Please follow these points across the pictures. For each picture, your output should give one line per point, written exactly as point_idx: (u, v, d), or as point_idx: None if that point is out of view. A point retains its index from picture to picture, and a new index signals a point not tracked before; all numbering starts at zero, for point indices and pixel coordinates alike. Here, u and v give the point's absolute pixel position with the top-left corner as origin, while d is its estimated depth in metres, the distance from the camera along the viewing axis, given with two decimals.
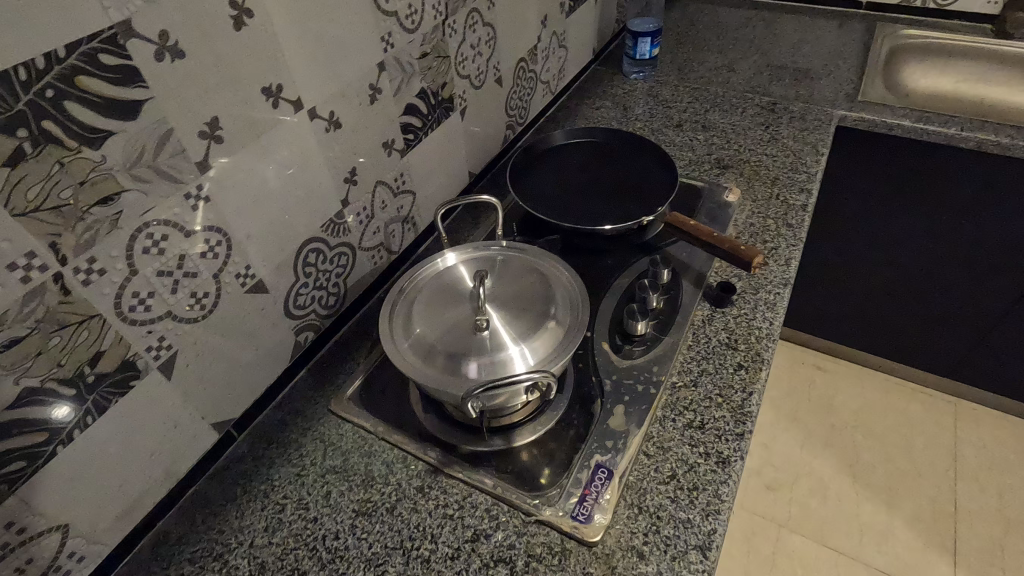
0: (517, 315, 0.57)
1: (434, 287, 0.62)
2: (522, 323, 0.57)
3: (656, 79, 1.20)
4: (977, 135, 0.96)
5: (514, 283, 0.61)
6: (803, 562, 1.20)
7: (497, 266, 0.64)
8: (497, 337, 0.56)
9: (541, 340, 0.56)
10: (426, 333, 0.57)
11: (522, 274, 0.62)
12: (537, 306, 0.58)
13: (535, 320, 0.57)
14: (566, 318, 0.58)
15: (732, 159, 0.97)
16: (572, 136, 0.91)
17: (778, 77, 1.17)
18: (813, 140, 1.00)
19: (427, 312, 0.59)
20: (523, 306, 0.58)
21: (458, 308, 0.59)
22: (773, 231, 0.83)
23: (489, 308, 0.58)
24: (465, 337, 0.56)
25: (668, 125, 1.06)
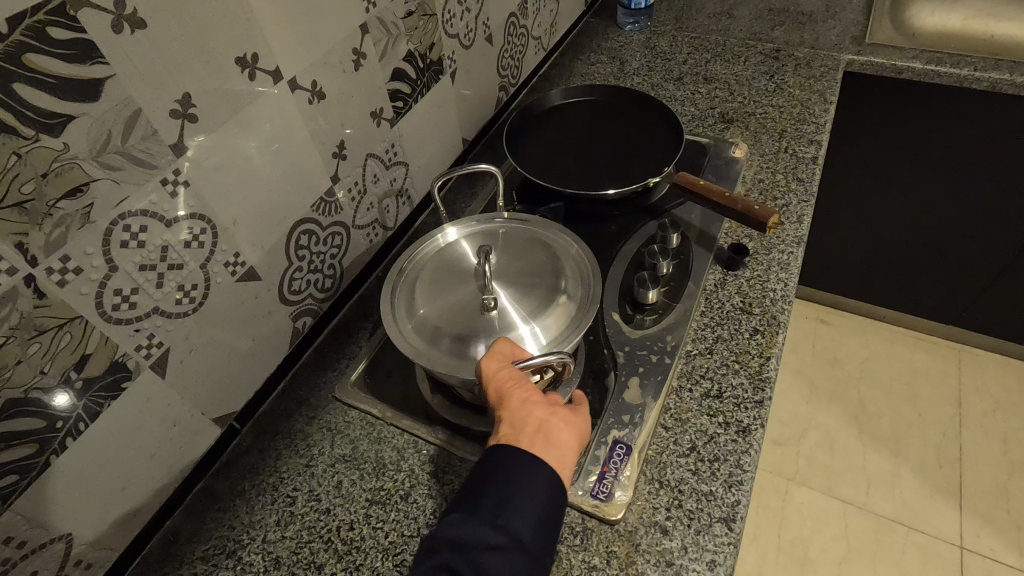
0: (525, 293, 0.55)
1: (436, 266, 0.59)
2: (533, 301, 0.54)
3: (652, 30, 1.14)
4: (990, 75, 0.92)
5: (520, 258, 0.58)
6: (812, 514, 1.21)
7: (500, 240, 0.61)
8: (507, 318, 0.53)
9: (553, 318, 0.53)
10: (431, 317, 0.55)
11: (527, 247, 0.60)
12: (547, 281, 0.56)
13: (545, 296, 0.55)
14: (578, 292, 0.55)
15: (736, 112, 0.93)
16: (570, 95, 0.87)
17: (780, 22, 1.11)
18: (821, 88, 0.95)
19: (431, 293, 0.57)
20: (531, 282, 0.56)
21: (463, 289, 0.56)
22: (783, 187, 0.79)
23: (497, 287, 0.55)
24: (473, 318, 0.54)
25: (668, 79, 1.01)
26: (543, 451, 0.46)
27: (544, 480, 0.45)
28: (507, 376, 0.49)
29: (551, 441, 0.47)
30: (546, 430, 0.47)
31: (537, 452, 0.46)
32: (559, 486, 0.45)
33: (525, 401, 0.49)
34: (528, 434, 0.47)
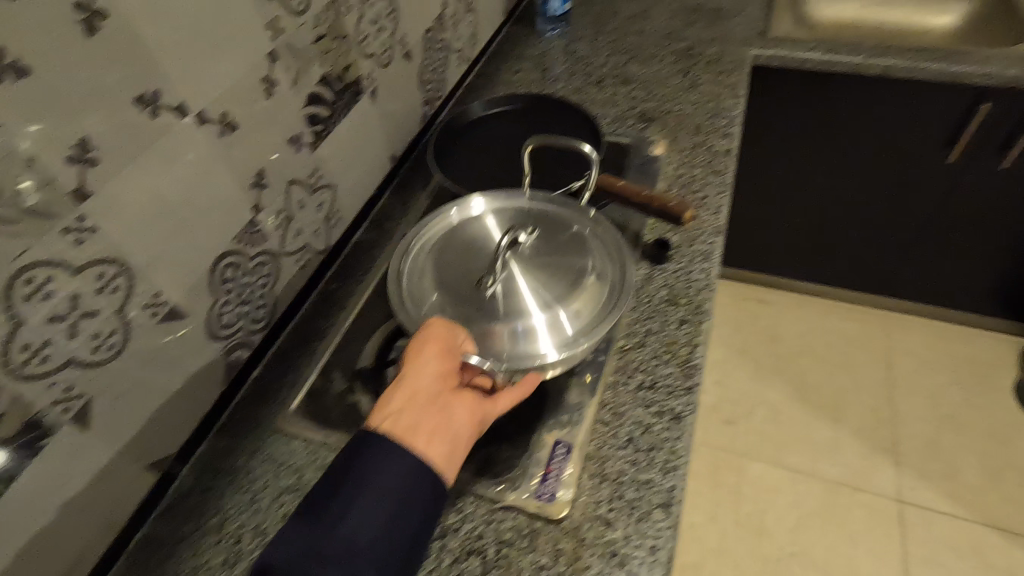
0: (544, 283, 0.56)
1: (456, 237, 0.62)
2: (544, 295, 0.55)
3: (572, 35, 1.17)
4: (882, 62, 1.00)
5: (551, 245, 0.59)
6: (765, 486, 1.26)
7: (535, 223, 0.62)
8: (509, 303, 0.55)
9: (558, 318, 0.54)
10: (436, 284, 0.58)
11: (560, 235, 0.61)
12: (568, 278, 0.56)
13: (561, 293, 0.55)
14: (600, 300, 0.56)
15: (655, 111, 0.96)
16: (492, 105, 0.88)
17: (692, 21, 1.16)
18: (731, 83, 1.00)
19: (445, 262, 0.59)
20: (551, 274, 0.57)
21: (482, 261, 0.59)
22: (701, 181, 0.84)
23: (513, 267, 0.57)
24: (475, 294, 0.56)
25: (589, 82, 1.04)
26: (436, 435, 0.45)
27: (426, 465, 0.44)
28: (433, 347, 0.49)
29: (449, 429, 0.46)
30: (450, 411, 0.47)
31: (434, 434, 0.45)
32: (437, 477, 0.44)
33: (438, 372, 0.48)
34: (432, 410, 0.47)
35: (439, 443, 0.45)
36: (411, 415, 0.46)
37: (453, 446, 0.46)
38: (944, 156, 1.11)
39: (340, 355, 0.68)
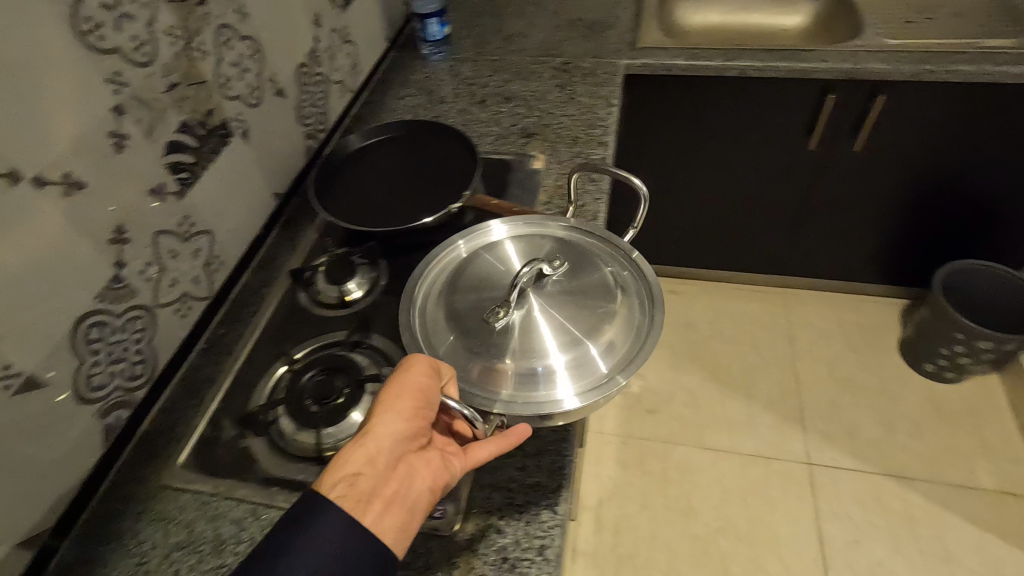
0: (571, 317, 0.56)
1: (474, 263, 0.62)
2: (562, 335, 0.55)
3: (455, 57, 1.20)
4: (737, 64, 1.09)
5: (578, 276, 0.60)
6: (689, 468, 1.32)
7: (562, 251, 0.63)
8: (521, 339, 0.55)
9: (575, 359, 0.55)
10: (450, 314, 0.58)
11: (588, 267, 0.61)
12: (591, 316, 0.57)
13: (578, 334, 0.55)
14: (624, 343, 0.56)
15: (535, 126, 1.01)
16: (370, 135, 0.89)
17: (568, 36, 1.22)
18: (604, 93, 1.06)
19: (460, 289, 0.60)
20: (573, 311, 0.57)
21: (498, 288, 0.60)
22: (579, 189, 0.88)
23: (531, 300, 0.57)
24: (484, 325, 0.56)
25: (473, 102, 1.07)
26: (394, 504, 0.44)
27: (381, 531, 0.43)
28: (406, 401, 0.48)
29: (408, 496, 0.45)
30: (410, 476, 0.46)
31: (393, 499, 0.44)
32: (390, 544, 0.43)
33: (402, 434, 0.47)
34: (393, 474, 0.45)
35: (396, 512, 0.44)
36: (369, 479, 0.45)
37: (411, 511, 0.45)
38: (805, 142, 1.22)
39: (229, 401, 0.67)
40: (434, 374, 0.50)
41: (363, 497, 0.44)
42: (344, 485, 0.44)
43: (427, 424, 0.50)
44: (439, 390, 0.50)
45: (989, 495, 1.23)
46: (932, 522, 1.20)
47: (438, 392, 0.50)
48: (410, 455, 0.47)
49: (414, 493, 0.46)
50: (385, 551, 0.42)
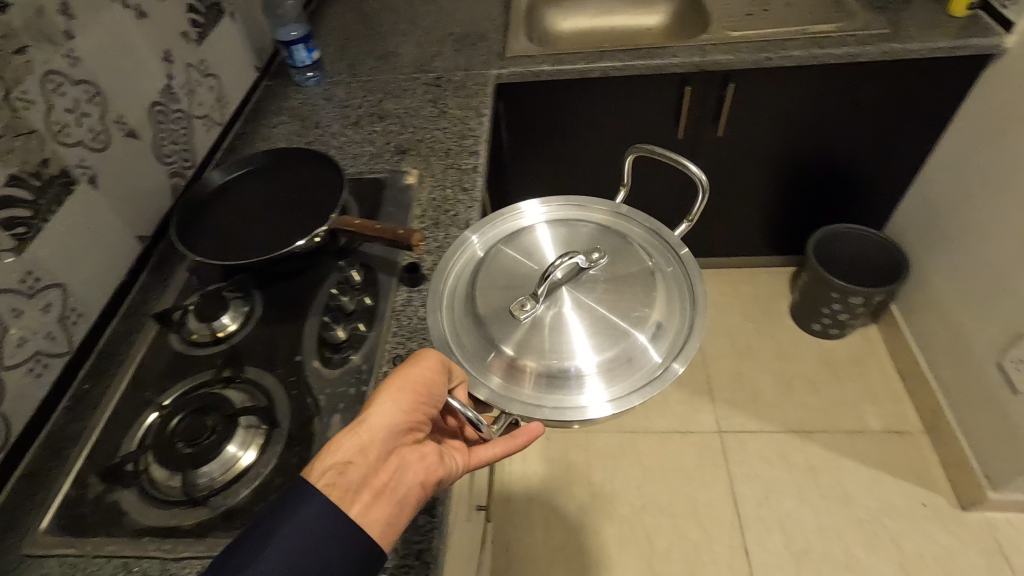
0: (611, 313, 0.63)
1: (520, 251, 0.70)
2: (603, 337, 0.62)
3: (329, 81, 1.20)
4: (598, 65, 1.15)
5: (618, 274, 0.67)
6: (610, 453, 1.37)
7: (606, 244, 0.70)
8: (553, 338, 0.62)
9: (615, 354, 0.62)
10: (496, 299, 0.66)
11: (632, 265, 0.68)
12: (629, 317, 0.63)
13: (615, 336, 0.62)
14: (661, 349, 0.64)
15: (409, 142, 1.02)
16: (231, 170, 0.88)
17: (440, 51, 1.25)
18: (475, 104, 1.09)
19: (503, 276, 0.68)
20: (610, 310, 0.63)
21: (530, 280, 0.67)
22: (452, 200, 0.91)
23: (561, 294, 0.64)
24: (510, 317, 0.63)
25: (347, 124, 1.08)
26: (382, 496, 0.47)
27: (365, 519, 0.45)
28: (408, 393, 0.52)
29: (397, 488, 0.48)
30: (401, 471, 0.49)
31: (381, 490, 0.47)
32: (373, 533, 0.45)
33: (398, 427, 0.50)
34: (383, 465, 0.48)
35: (382, 503, 0.46)
36: (361, 469, 0.47)
37: (398, 503, 0.47)
38: (674, 132, 1.30)
39: (97, 455, 0.65)
40: (440, 372, 0.55)
41: (351, 487, 0.46)
42: (333, 473, 0.46)
43: (423, 419, 0.53)
44: (441, 386, 0.54)
45: (877, 436, 1.34)
46: (830, 468, 1.30)
47: (439, 390, 0.54)
48: (404, 449, 0.50)
49: (405, 485, 0.48)
50: (370, 543, 0.45)
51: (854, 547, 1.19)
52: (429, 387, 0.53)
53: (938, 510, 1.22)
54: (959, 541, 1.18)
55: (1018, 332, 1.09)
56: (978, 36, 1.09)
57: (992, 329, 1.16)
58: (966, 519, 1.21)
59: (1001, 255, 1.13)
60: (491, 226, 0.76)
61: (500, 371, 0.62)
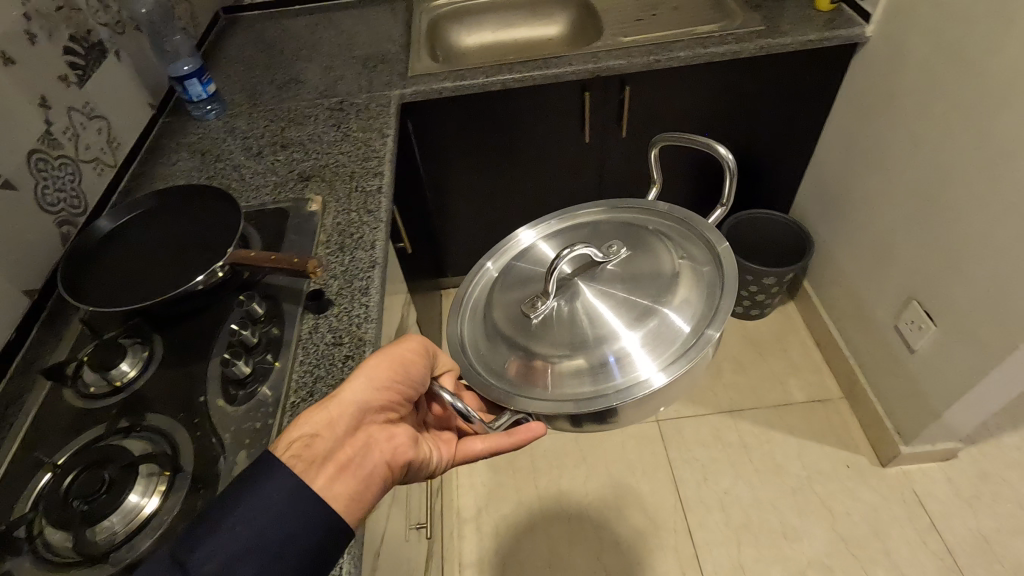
0: (631, 302, 0.61)
1: (536, 254, 0.70)
2: (622, 320, 0.60)
3: (230, 114, 1.19)
4: (497, 78, 1.18)
5: (637, 257, 0.65)
6: (554, 454, 1.39)
7: (624, 235, 0.69)
8: (570, 331, 0.60)
9: (637, 342, 0.60)
10: (508, 305, 0.65)
11: (653, 248, 0.66)
12: (650, 295, 0.62)
13: (636, 317, 0.61)
14: (692, 319, 0.61)
15: (312, 168, 1.02)
16: (120, 215, 0.86)
17: (342, 75, 1.25)
18: (378, 126, 1.10)
19: (520, 279, 0.68)
20: (629, 291, 0.62)
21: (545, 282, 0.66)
22: (357, 223, 0.91)
23: (574, 284, 0.62)
24: (525, 318, 0.62)
25: (249, 155, 1.07)
26: (344, 469, 0.52)
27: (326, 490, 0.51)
28: (379, 375, 0.58)
29: (360, 463, 0.54)
30: (364, 448, 0.54)
31: (343, 463, 0.53)
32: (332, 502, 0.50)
33: (365, 406, 0.57)
34: (348, 442, 0.54)
35: (345, 476, 0.52)
36: (325, 444, 0.53)
37: (360, 477, 0.53)
38: (582, 135, 1.34)
39: None
40: (416, 356, 0.61)
41: (315, 459, 0.52)
42: (300, 445, 0.52)
43: (392, 401, 0.59)
44: (414, 370, 0.61)
45: (801, 407, 1.42)
46: (761, 442, 1.37)
47: (413, 373, 0.60)
48: (370, 429, 0.57)
49: (368, 461, 0.54)
50: (330, 511, 0.50)
51: (789, 515, 1.25)
52: (403, 368, 0.60)
53: (860, 469, 1.30)
54: (881, 496, 1.26)
55: (908, 294, 1.18)
56: (842, 28, 1.18)
57: (885, 295, 1.25)
58: (886, 474, 1.29)
59: (886, 225, 1.22)
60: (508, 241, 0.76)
61: (520, 373, 0.61)
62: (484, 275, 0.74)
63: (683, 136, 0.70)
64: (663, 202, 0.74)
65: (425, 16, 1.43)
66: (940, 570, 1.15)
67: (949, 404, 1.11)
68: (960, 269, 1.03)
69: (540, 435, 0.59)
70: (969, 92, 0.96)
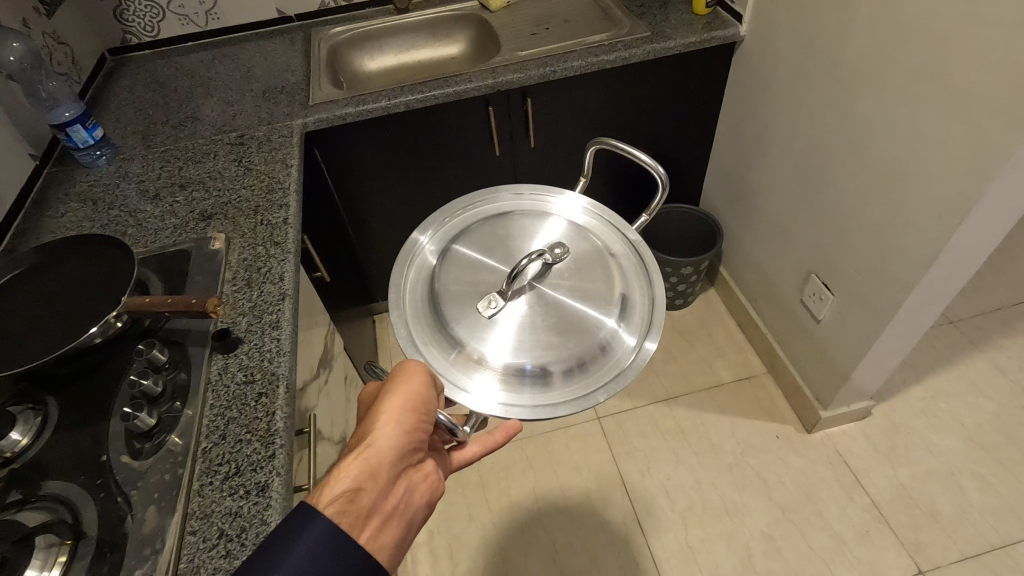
0: (578, 312, 0.64)
1: (477, 242, 0.71)
2: (573, 330, 0.63)
3: (122, 158, 1.14)
4: (400, 100, 1.20)
5: (581, 262, 0.68)
6: (501, 465, 1.40)
7: (568, 236, 0.71)
8: (522, 338, 0.63)
9: (580, 352, 0.63)
10: (453, 298, 0.66)
11: (594, 255, 0.69)
12: (598, 307, 0.65)
13: (582, 327, 0.64)
14: (633, 330, 0.65)
15: (214, 206, 0.99)
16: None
17: (241, 109, 1.22)
18: (281, 157, 1.09)
19: (464, 271, 0.68)
20: (577, 299, 0.65)
21: (493, 277, 0.67)
22: (264, 256, 0.89)
23: (527, 290, 0.65)
24: (475, 316, 0.64)
25: (145, 199, 1.03)
26: (387, 521, 0.52)
27: (374, 546, 0.51)
28: (410, 417, 0.56)
29: (401, 510, 0.54)
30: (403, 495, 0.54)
31: (386, 514, 0.53)
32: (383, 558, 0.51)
33: (399, 450, 0.55)
34: (388, 491, 0.53)
35: (391, 526, 0.53)
36: (368, 498, 0.51)
37: (402, 523, 0.54)
38: (492, 149, 1.38)
39: None
40: (433, 387, 0.58)
41: (360, 515, 0.51)
42: (344, 501, 0.50)
43: (424, 438, 0.58)
44: (435, 403, 0.58)
45: (730, 387, 1.49)
46: (696, 425, 1.42)
47: (435, 407, 0.58)
48: (408, 472, 0.56)
49: (410, 507, 0.55)
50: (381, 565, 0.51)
51: (728, 491, 1.30)
52: (429, 402, 0.57)
53: (788, 438, 1.38)
54: (809, 460, 1.33)
55: (807, 269, 1.27)
56: (719, 29, 1.27)
57: (788, 272, 1.34)
58: (811, 439, 1.37)
59: (780, 208, 1.30)
60: (443, 221, 0.75)
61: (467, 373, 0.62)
62: (418, 259, 0.72)
63: (622, 146, 0.75)
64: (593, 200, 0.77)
65: (323, 44, 1.43)
66: (869, 521, 1.23)
67: (854, 366, 1.19)
68: (846, 240, 1.12)
69: (516, 432, 0.63)
70: (831, 79, 1.05)
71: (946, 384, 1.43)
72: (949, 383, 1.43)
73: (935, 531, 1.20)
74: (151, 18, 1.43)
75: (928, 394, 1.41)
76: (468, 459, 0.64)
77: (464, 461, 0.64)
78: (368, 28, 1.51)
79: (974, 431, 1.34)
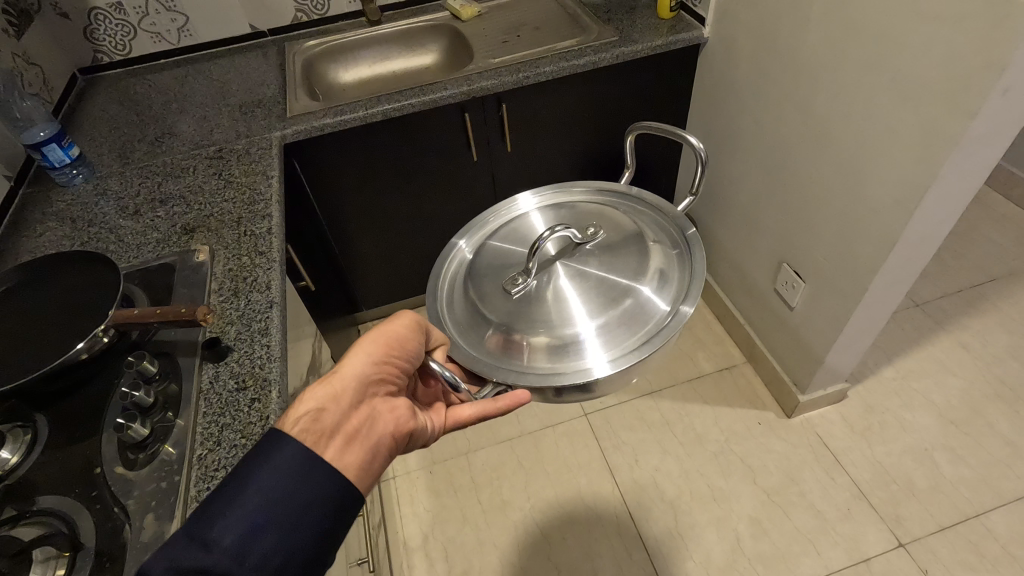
0: (608, 283, 0.63)
1: (510, 230, 0.71)
2: (603, 299, 0.62)
3: (100, 176, 1.13)
4: (377, 109, 1.22)
5: (615, 241, 0.67)
6: (492, 466, 1.41)
7: (603, 219, 0.71)
8: (564, 308, 0.61)
9: (611, 320, 0.61)
10: (485, 282, 0.66)
11: (621, 224, 0.70)
12: (626, 274, 0.64)
13: (614, 296, 0.62)
14: (667, 298, 0.64)
15: (196, 219, 1.00)
16: None
17: (218, 124, 1.23)
18: (260, 168, 1.10)
19: (496, 257, 0.69)
20: (606, 272, 0.64)
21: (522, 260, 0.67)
22: (249, 266, 0.90)
23: (555, 264, 0.64)
24: (505, 294, 0.63)
25: (125, 216, 1.03)
26: (351, 441, 0.53)
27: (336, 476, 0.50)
28: (378, 348, 0.58)
29: (366, 434, 0.54)
30: (367, 419, 0.55)
31: (349, 436, 0.53)
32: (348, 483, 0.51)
33: (363, 378, 0.56)
34: (351, 416, 0.54)
35: (353, 447, 0.53)
36: (331, 418, 0.52)
37: (365, 447, 0.53)
38: (469, 155, 1.40)
39: None
40: (414, 330, 0.61)
41: (323, 434, 0.51)
42: (308, 419, 0.51)
43: (394, 374, 0.59)
44: (410, 344, 0.60)
45: (711, 377, 1.53)
46: (680, 416, 1.46)
47: (408, 348, 0.60)
48: (373, 401, 0.57)
49: (374, 435, 0.55)
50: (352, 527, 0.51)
51: (714, 478, 1.33)
52: (400, 340, 0.59)
53: (769, 424, 1.42)
54: (790, 443, 1.38)
55: (779, 258, 1.31)
56: (683, 32, 1.32)
57: (761, 263, 1.39)
58: (792, 424, 1.41)
59: (750, 201, 1.35)
60: (484, 222, 0.77)
61: (500, 346, 0.62)
62: (448, 273, 0.73)
63: (658, 126, 0.75)
64: (634, 187, 0.77)
65: (298, 57, 1.45)
66: (850, 499, 1.27)
67: (828, 349, 1.24)
68: (813, 228, 1.16)
69: (520, 402, 0.57)
70: (791, 75, 1.10)
71: (916, 364, 1.49)
72: (918, 363, 1.49)
73: (912, 505, 1.25)
74: (122, 36, 1.43)
75: (899, 374, 1.47)
76: (465, 418, 0.59)
77: (462, 418, 0.59)
78: (343, 40, 1.53)
79: (944, 409, 1.39)
